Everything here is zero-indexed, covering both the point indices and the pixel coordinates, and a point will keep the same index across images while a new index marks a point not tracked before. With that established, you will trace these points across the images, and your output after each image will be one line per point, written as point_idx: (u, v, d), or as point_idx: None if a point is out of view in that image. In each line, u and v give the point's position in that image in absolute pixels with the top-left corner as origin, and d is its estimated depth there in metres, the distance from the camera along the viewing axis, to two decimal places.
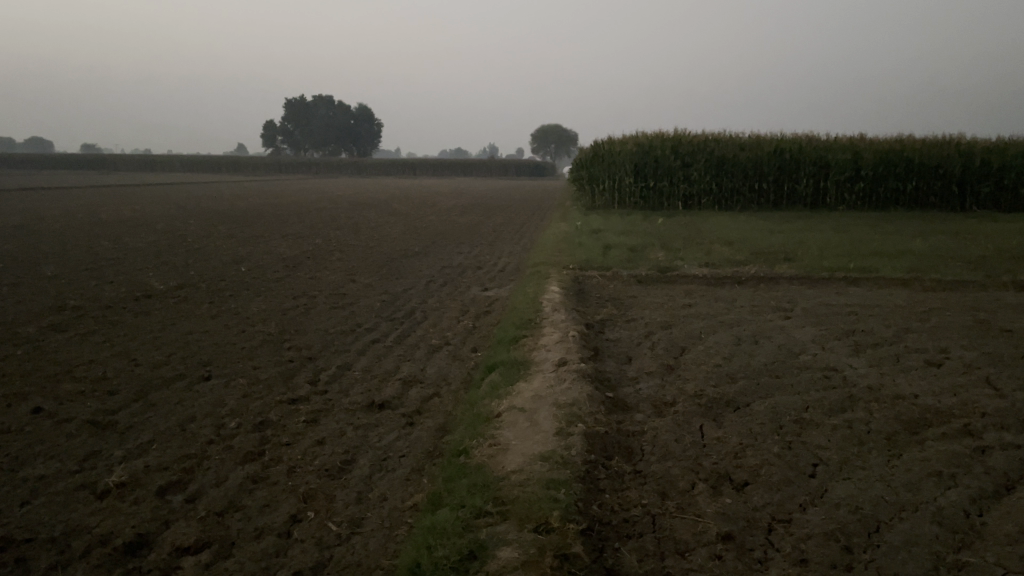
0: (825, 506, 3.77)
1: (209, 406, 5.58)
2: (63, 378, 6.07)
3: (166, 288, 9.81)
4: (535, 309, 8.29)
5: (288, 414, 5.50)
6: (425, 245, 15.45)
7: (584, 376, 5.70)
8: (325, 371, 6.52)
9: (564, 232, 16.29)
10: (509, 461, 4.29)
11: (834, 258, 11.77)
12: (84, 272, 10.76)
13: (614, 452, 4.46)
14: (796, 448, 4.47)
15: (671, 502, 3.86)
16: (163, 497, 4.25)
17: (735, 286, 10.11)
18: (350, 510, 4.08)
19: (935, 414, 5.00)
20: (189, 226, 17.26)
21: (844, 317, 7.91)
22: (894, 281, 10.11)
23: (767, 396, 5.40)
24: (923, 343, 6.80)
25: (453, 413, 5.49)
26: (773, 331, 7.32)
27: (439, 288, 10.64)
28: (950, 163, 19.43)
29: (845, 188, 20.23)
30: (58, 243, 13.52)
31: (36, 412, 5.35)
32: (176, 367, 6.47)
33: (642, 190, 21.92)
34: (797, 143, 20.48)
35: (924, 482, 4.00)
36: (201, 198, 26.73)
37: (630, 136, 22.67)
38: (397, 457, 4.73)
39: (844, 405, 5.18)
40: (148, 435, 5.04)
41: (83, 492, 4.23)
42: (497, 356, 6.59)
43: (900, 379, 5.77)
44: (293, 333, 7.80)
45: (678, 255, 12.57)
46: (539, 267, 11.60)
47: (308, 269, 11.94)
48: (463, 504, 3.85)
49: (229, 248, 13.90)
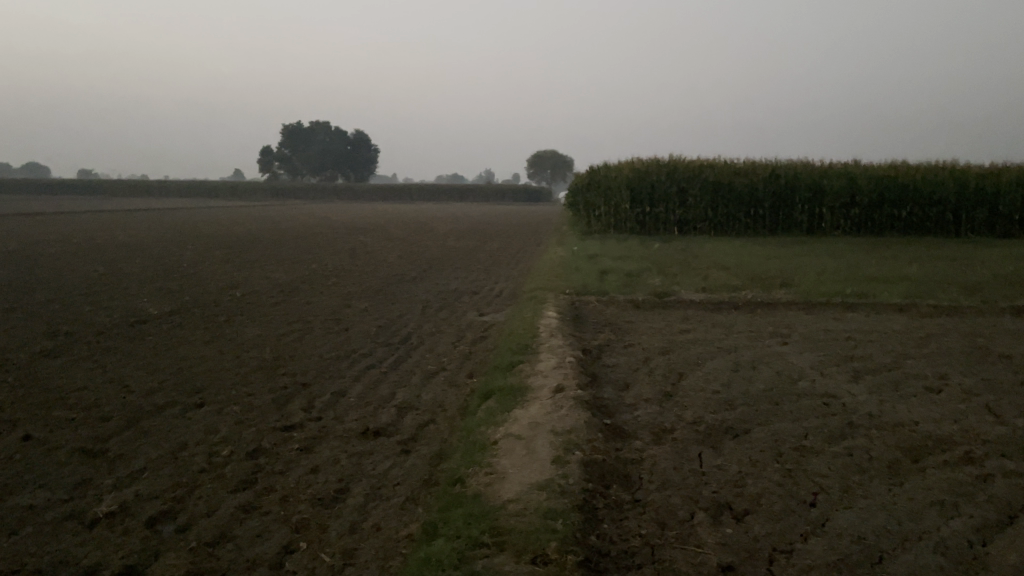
0: (827, 536, 3.72)
1: (202, 434, 5.51)
2: (55, 405, 6.01)
3: (160, 313, 9.77)
4: (532, 334, 8.26)
5: (282, 441, 5.44)
6: (422, 270, 15.46)
7: (582, 403, 5.64)
8: (319, 398, 6.46)
9: (560, 257, 16.33)
10: (506, 490, 4.23)
11: (830, 283, 11.79)
12: (80, 297, 10.71)
13: (612, 481, 4.40)
14: (797, 476, 4.42)
15: (671, 532, 3.79)
16: (153, 526, 4.17)
17: (732, 311, 10.10)
18: (344, 540, 4.01)
19: (936, 441, 4.95)
20: (184, 251, 17.27)
21: (842, 343, 7.87)
22: (891, 306, 10.10)
23: (765, 423, 5.35)
24: (922, 370, 6.75)
25: (449, 440, 5.42)
26: (772, 356, 7.28)
27: (435, 312, 10.63)
28: (945, 189, 19.53)
29: (841, 215, 20.29)
30: (52, 268, 13.49)
31: (27, 438, 5.29)
32: (169, 394, 6.40)
33: (638, 215, 22.05)
34: (793, 170, 20.57)
35: (928, 511, 3.94)
36: (198, 224, 26.79)
37: (626, 161, 22.85)
38: (392, 485, 4.67)
39: (845, 432, 5.13)
40: (140, 463, 4.98)
41: (72, 521, 4.16)
42: (493, 382, 6.54)
43: (900, 406, 5.71)
44: (288, 359, 7.75)
45: (674, 280, 12.58)
46: (536, 292, 11.59)
47: (304, 294, 11.91)
48: (458, 535, 3.78)
49: (226, 273, 13.91)
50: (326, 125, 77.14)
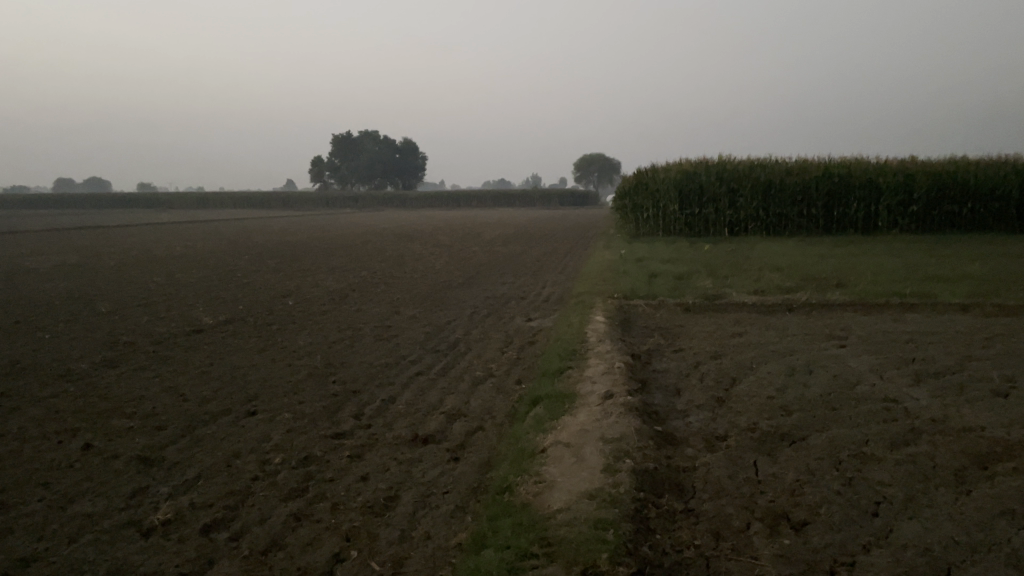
0: (891, 548, 3.57)
1: (254, 441, 5.57)
2: (113, 414, 6.14)
3: (215, 323, 9.96)
4: (580, 339, 8.20)
5: (332, 448, 5.46)
6: (469, 276, 15.48)
7: (631, 410, 5.54)
8: (369, 405, 6.48)
9: (608, 261, 16.19)
10: (555, 499, 4.17)
11: (888, 283, 11.46)
12: (138, 308, 10.97)
13: (664, 489, 4.31)
14: (857, 485, 4.26)
15: (726, 543, 3.69)
16: (207, 534, 4.22)
17: (786, 313, 9.88)
18: (393, 549, 4.00)
19: (1005, 447, 4.73)
20: (237, 261, 17.59)
21: (902, 345, 7.62)
22: (953, 306, 9.76)
23: (823, 429, 5.19)
24: (988, 372, 6.50)
25: (497, 448, 5.38)
26: (828, 360, 7.08)
27: (483, 318, 10.63)
28: (1007, 184, 18.88)
29: (897, 213, 19.75)
30: (111, 280, 13.87)
31: (87, 447, 5.42)
32: (223, 402, 6.50)
33: (687, 217, 21.76)
34: (846, 167, 20.08)
35: (998, 521, 3.77)
36: (251, 234, 27.31)
37: (673, 162, 22.60)
38: (440, 493, 4.65)
39: (907, 438, 4.94)
40: (194, 471, 5.05)
41: (128, 530, 4.23)
42: (542, 389, 6.47)
43: (965, 410, 5.49)
44: (338, 366, 7.81)
45: (726, 282, 12.36)
46: (584, 297, 11.50)
47: (354, 302, 12.02)
48: (508, 545, 3.74)
49: (277, 282, 14.12)
50: (375, 135, 78.11)
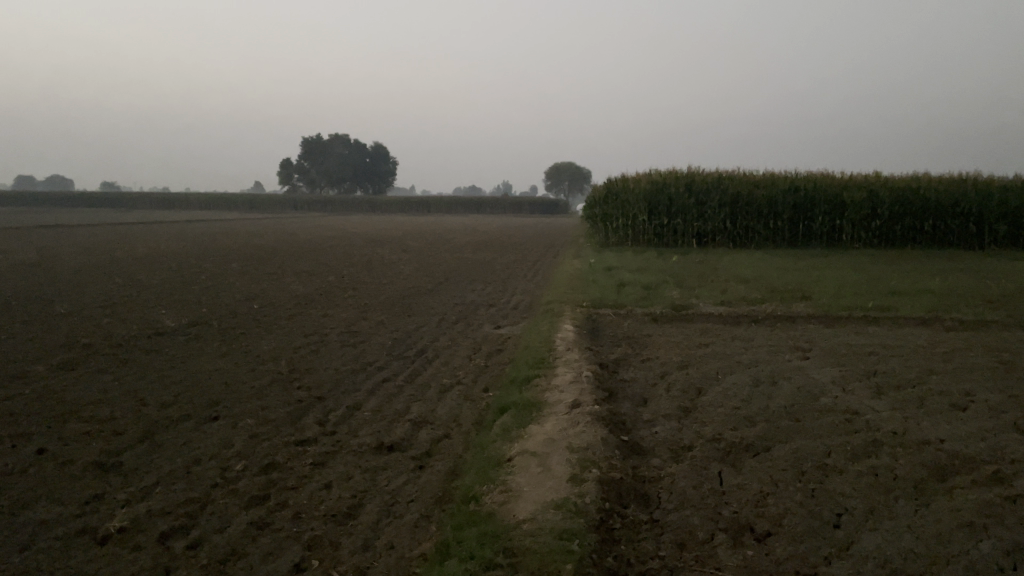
0: (852, 559, 3.61)
1: (214, 448, 5.48)
2: (70, 418, 5.99)
3: (178, 326, 9.80)
4: (548, 347, 8.20)
5: (296, 455, 5.39)
6: (437, 283, 15.42)
7: (598, 420, 5.54)
8: (334, 412, 6.42)
9: (577, 270, 16.24)
10: (520, 509, 4.15)
11: (851, 296, 11.64)
12: (98, 310, 10.74)
13: (630, 500, 4.31)
14: (819, 496, 4.31)
15: (690, 554, 3.70)
16: (164, 543, 4.13)
17: (752, 324, 9.98)
18: (355, 558, 3.94)
19: (962, 460, 4.82)
20: (202, 264, 17.32)
21: (864, 358, 7.73)
22: (914, 320, 9.94)
23: (787, 440, 5.23)
24: (947, 386, 6.62)
25: (464, 456, 5.36)
26: (793, 371, 7.16)
27: (451, 325, 10.59)
28: (967, 202, 19.30)
29: (861, 227, 20.10)
30: (71, 281, 13.56)
31: (40, 452, 5.28)
32: (184, 407, 6.38)
33: (656, 227, 21.91)
34: (812, 181, 20.38)
35: (955, 533, 3.82)
36: (216, 236, 26.93)
37: (643, 173, 22.75)
38: (405, 502, 4.61)
39: (868, 450, 5.01)
40: (153, 478, 4.95)
41: (83, 537, 4.12)
42: (509, 397, 6.46)
43: (925, 423, 5.58)
44: (303, 372, 7.72)
45: (693, 293, 12.46)
46: (553, 305, 11.52)
47: (320, 307, 11.89)
48: (471, 555, 3.70)
49: (242, 285, 13.92)
50: (345, 138, 77.54)
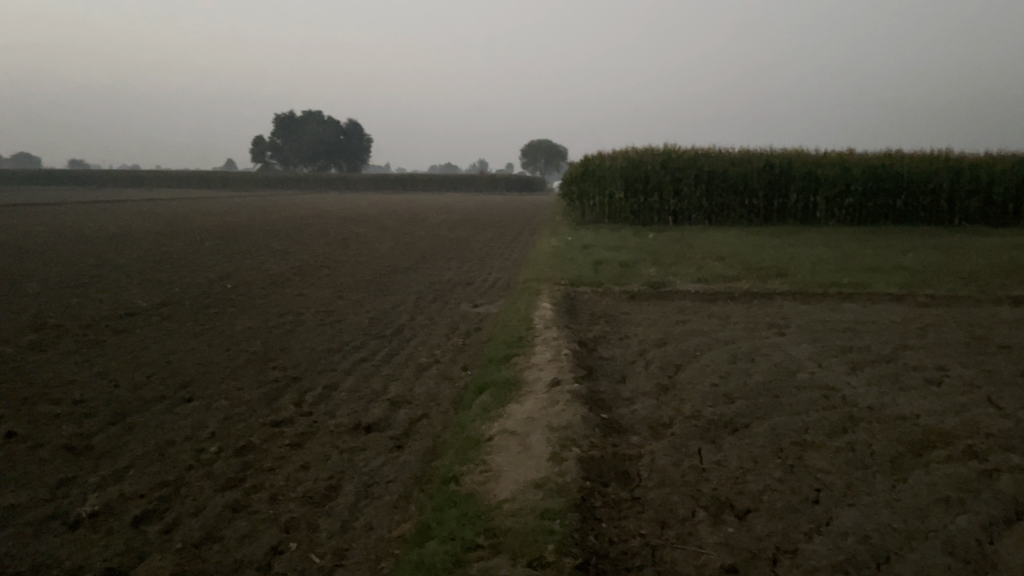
0: (832, 535, 3.62)
1: (188, 429, 5.38)
2: (40, 400, 5.86)
3: (149, 306, 9.61)
4: (526, 326, 8.16)
5: (272, 436, 5.31)
6: (414, 261, 15.31)
7: (577, 398, 5.52)
8: (310, 392, 6.33)
9: (553, 248, 16.18)
10: (501, 489, 4.12)
11: (827, 272, 11.71)
12: (67, 290, 10.50)
13: (610, 478, 4.30)
14: (798, 472, 4.32)
15: (671, 532, 3.69)
16: (139, 527, 4.05)
17: (729, 301, 10.00)
18: (334, 541, 3.89)
19: (937, 435, 4.86)
20: (174, 242, 17.03)
21: (841, 334, 7.77)
22: (888, 296, 10.02)
23: (765, 417, 5.25)
24: (922, 361, 6.67)
25: (442, 436, 5.31)
26: (770, 348, 7.18)
27: (428, 304, 10.51)
28: (939, 178, 19.52)
29: (835, 204, 20.23)
30: (39, 260, 13.25)
31: (9, 435, 5.16)
32: (157, 389, 6.26)
33: (632, 205, 21.90)
34: (787, 159, 20.44)
35: (932, 508, 3.85)
36: (189, 214, 26.51)
37: (619, 150, 22.69)
38: (383, 483, 4.56)
39: (845, 426, 5.03)
40: (126, 460, 4.85)
41: (53, 522, 4.02)
42: (487, 376, 6.41)
43: (901, 398, 5.62)
44: (278, 352, 7.61)
45: (670, 270, 12.45)
46: (530, 283, 11.46)
47: (295, 286, 11.73)
48: (452, 536, 3.67)
49: (215, 264, 13.68)
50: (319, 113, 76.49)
